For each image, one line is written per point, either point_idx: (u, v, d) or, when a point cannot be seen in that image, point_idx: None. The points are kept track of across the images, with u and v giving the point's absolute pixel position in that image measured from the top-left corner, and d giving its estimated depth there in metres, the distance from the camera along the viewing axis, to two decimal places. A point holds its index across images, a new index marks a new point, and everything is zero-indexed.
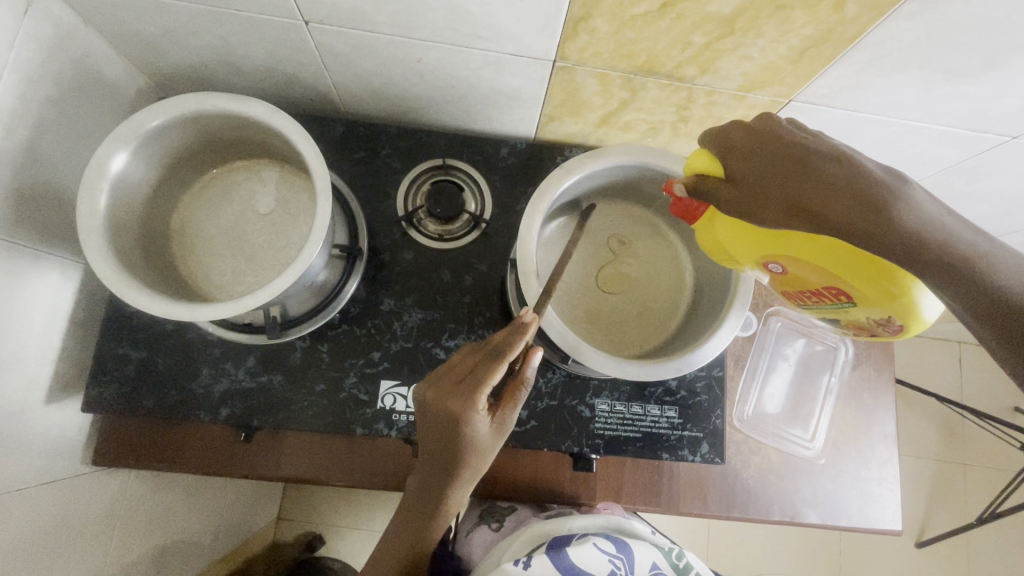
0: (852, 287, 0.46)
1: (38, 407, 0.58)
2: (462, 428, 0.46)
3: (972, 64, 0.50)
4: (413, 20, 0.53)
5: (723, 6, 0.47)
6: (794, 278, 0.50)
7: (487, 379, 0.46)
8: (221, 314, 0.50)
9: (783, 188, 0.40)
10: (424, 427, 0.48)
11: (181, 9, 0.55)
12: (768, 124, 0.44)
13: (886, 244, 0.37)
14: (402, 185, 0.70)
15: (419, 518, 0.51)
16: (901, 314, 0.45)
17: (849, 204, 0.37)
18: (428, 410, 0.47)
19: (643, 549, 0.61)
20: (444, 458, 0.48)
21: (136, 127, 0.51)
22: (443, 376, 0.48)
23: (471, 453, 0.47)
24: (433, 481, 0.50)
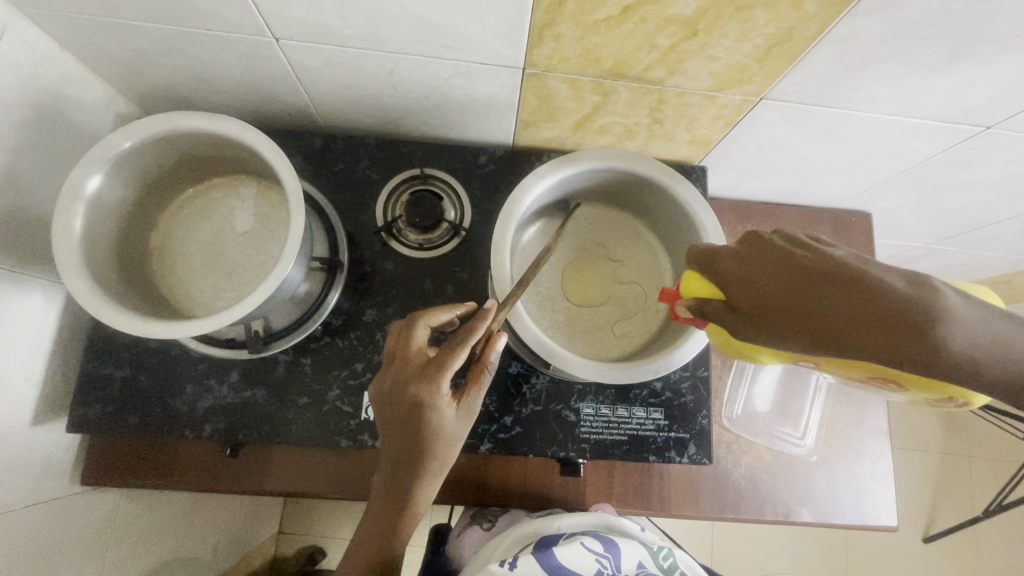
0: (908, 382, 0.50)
1: (22, 430, 0.59)
2: (425, 407, 0.48)
3: (937, 56, 0.50)
4: (380, 34, 0.54)
5: (684, 8, 0.47)
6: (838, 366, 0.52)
7: (449, 363, 0.48)
8: (197, 330, 0.50)
9: (795, 320, 0.41)
10: (387, 413, 0.50)
11: (153, 30, 0.56)
12: (761, 246, 0.46)
13: (946, 368, 0.36)
14: (381, 196, 0.71)
15: (386, 517, 0.50)
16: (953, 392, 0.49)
17: (881, 331, 0.37)
18: (396, 394, 0.49)
19: (630, 548, 0.60)
20: (412, 444, 0.49)
21: (108, 148, 0.52)
22: (403, 362, 0.51)
23: (436, 435, 0.49)
24: (399, 471, 0.50)
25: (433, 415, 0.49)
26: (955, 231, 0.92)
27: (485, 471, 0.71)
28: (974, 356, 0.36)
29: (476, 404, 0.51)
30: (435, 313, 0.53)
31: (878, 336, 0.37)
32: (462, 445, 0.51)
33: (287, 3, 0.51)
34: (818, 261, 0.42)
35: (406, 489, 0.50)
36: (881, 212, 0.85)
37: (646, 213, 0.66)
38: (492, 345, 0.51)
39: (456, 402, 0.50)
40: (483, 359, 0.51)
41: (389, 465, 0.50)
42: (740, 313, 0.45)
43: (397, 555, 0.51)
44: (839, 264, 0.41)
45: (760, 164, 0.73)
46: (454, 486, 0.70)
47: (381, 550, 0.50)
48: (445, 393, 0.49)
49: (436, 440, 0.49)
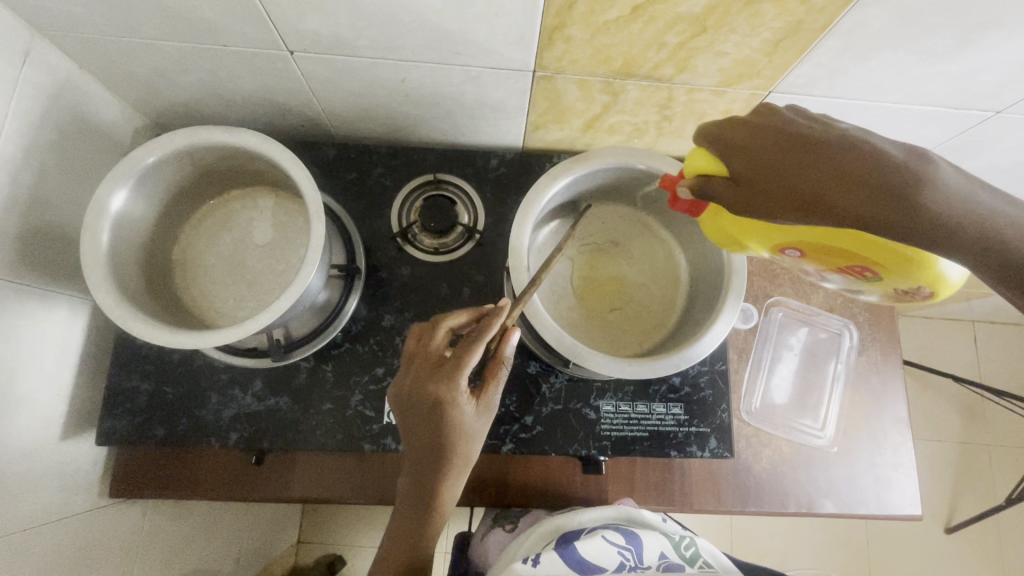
0: (872, 261, 0.46)
1: (52, 444, 0.60)
2: (448, 401, 0.49)
3: (945, 43, 0.50)
4: (392, 42, 0.55)
5: (692, 6, 0.48)
6: (815, 266, 0.52)
7: (466, 360, 0.50)
8: (224, 340, 0.51)
9: (791, 188, 0.40)
10: (410, 412, 0.51)
11: (171, 47, 0.57)
12: (769, 117, 0.44)
13: (932, 231, 0.36)
14: (395, 202, 0.71)
15: (415, 517, 0.51)
16: (928, 280, 0.46)
17: (870, 193, 0.37)
18: (415, 393, 0.50)
19: (651, 538, 0.61)
20: (435, 442, 0.50)
21: (132, 165, 0.53)
22: (421, 362, 0.52)
23: (458, 432, 0.50)
24: (423, 471, 0.50)
25: (456, 410, 0.50)
26: None
27: (507, 471, 0.71)
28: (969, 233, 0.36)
29: (495, 399, 0.53)
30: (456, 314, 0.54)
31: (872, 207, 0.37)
32: (484, 441, 0.52)
33: (303, 16, 0.52)
34: (823, 130, 0.41)
35: (431, 488, 0.50)
36: None
37: (658, 211, 0.67)
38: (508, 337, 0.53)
39: (476, 398, 0.51)
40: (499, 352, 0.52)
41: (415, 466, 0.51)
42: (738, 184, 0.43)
43: (426, 556, 0.51)
44: (843, 134, 0.40)
45: None
46: (478, 487, 0.71)
47: (410, 553, 0.51)
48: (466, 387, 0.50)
49: (459, 436, 0.50)
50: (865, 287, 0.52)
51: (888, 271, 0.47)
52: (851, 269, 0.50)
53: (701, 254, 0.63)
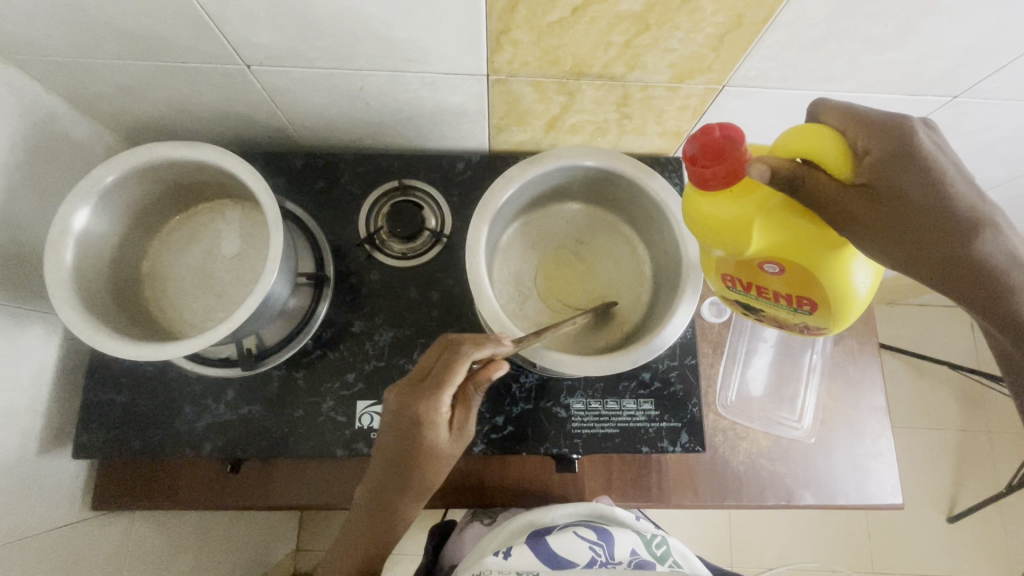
0: (820, 297, 0.48)
1: (28, 459, 0.61)
2: (422, 423, 0.50)
3: (889, 31, 0.50)
4: (345, 52, 0.56)
5: (632, 5, 0.48)
6: (745, 274, 0.51)
7: (449, 384, 0.49)
8: (186, 350, 0.52)
9: (915, 240, 0.39)
10: (388, 426, 0.51)
11: (132, 66, 0.59)
12: (936, 154, 0.39)
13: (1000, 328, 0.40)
14: (363, 208, 0.72)
15: (375, 524, 0.52)
16: (835, 326, 0.51)
17: (975, 282, 0.39)
18: (397, 409, 0.50)
19: (623, 536, 0.61)
20: (404, 458, 0.51)
21: (93, 183, 0.54)
22: (411, 378, 0.52)
23: (430, 451, 0.51)
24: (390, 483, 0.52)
25: (429, 433, 0.50)
26: None
27: (483, 471, 0.72)
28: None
29: (466, 422, 0.53)
30: (461, 337, 0.51)
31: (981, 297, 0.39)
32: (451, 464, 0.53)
33: (253, 30, 0.53)
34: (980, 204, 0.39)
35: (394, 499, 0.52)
36: None
37: (621, 208, 0.67)
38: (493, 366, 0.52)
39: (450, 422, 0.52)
40: (479, 380, 0.52)
41: (382, 479, 0.52)
42: (862, 198, 0.39)
43: (379, 564, 0.53)
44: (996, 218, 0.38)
45: None
46: (455, 488, 0.71)
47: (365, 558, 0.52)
48: (440, 413, 0.50)
49: (428, 457, 0.51)
50: (768, 311, 0.55)
51: (820, 313, 0.50)
52: (776, 293, 0.51)
53: (663, 249, 0.63)
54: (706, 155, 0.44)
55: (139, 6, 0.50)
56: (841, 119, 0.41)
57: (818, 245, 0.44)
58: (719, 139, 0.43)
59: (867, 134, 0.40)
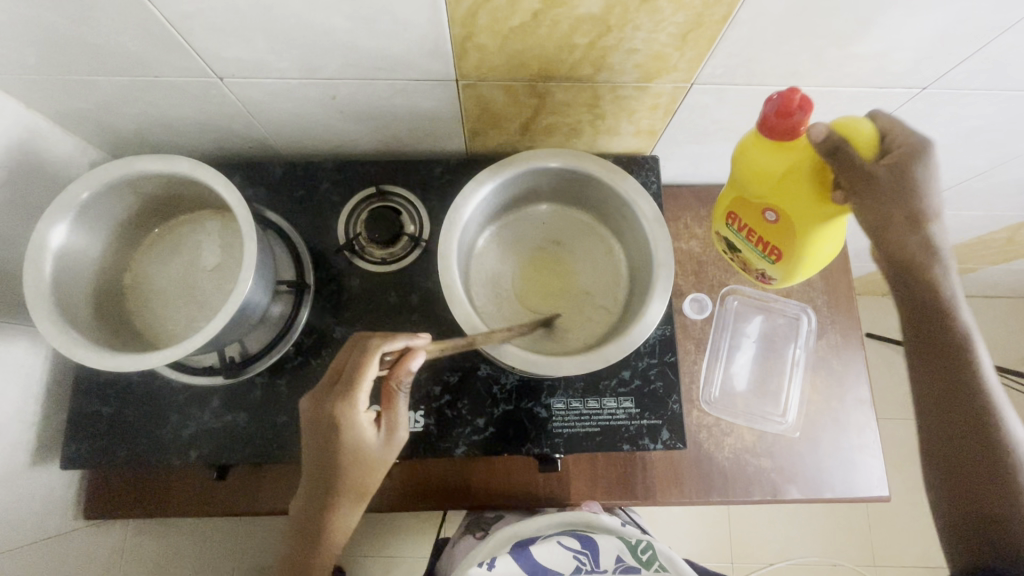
0: (785, 255, 0.59)
1: (17, 470, 0.62)
2: (339, 424, 0.53)
3: (850, 25, 0.50)
4: (314, 62, 0.56)
5: (591, 7, 0.49)
6: (745, 214, 0.61)
7: (360, 383, 0.52)
8: (162, 360, 0.53)
9: (903, 246, 0.49)
10: (310, 429, 0.55)
11: (107, 82, 0.60)
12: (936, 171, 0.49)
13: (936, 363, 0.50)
14: (343, 215, 0.73)
15: (313, 527, 0.55)
16: (780, 279, 0.64)
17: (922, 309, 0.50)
18: (314, 412, 0.54)
19: (607, 541, 0.63)
20: (330, 457, 0.54)
21: (71, 199, 0.55)
22: (324, 382, 0.55)
23: (354, 450, 0.54)
24: (319, 482, 0.55)
25: (343, 435, 0.53)
26: None
27: (468, 474, 0.72)
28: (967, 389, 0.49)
29: (389, 422, 0.55)
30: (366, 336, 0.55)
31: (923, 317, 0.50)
32: (382, 463, 0.55)
33: (222, 43, 0.53)
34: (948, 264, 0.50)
35: (327, 499, 0.55)
36: None
37: (596, 207, 0.68)
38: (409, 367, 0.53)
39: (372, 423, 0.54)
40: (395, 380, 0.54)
41: (311, 482, 0.55)
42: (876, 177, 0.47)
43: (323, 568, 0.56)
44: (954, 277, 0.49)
45: (711, 149, 0.73)
46: (441, 493, 0.72)
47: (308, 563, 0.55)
48: (355, 416, 0.53)
49: (350, 459, 0.54)
50: (744, 251, 0.66)
51: (779, 268, 0.61)
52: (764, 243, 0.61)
53: (638, 246, 0.64)
54: (782, 110, 0.49)
55: (109, 23, 0.51)
56: (888, 123, 0.49)
57: (815, 217, 0.53)
58: (799, 102, 0.48)
59: (899, 138, 0.48)
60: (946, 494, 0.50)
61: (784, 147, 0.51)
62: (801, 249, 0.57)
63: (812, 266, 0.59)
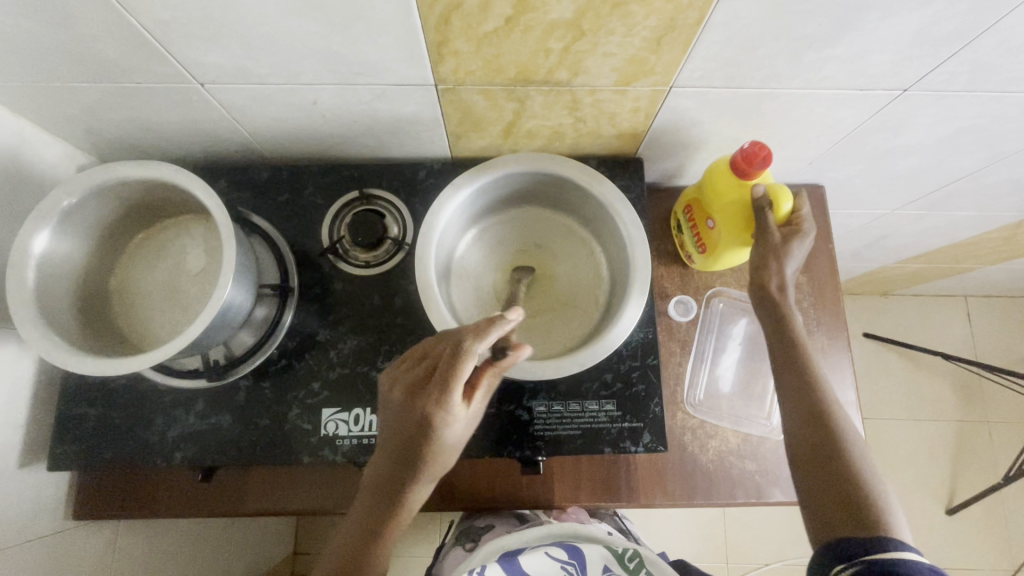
0: (701, 252, 0.73)
1: (5, 471, 0.63)
2: (436, 421, 0.51)
3: (825, 28, 0.50)
4: (292, 68, 0.57)
5: (563, 12, 0.49)
6: (693, 209, 0.73)
7: (460, 374, 0.51)
8: (142, 364, 0.54)
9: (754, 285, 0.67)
10: (396, 422, 0.53)
11: (91, 89, 0.60)
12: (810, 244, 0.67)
13: (791, 373, 0.62)
14: (327, 219, 0.73)
15: (385, 510, 0.54)
16: (689, 262, 0.78)
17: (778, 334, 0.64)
18: (408, 401, 0.52)
19: (593, 550, 0.63)
20: (417, 446, 0.52)
21: (52, 205, 0.56)
22: (414, 367, 0.54)
23: (444, 442, 0.52)
24: (401, 470, 0.54)
25: (437, 432, 0.51)
26: (917, 197, 0.90)
27: (452, 477, 0.73)
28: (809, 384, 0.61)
29: (475, 417, 0.54)
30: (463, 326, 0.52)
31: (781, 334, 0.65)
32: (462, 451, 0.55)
33: (200, 50, 0.54)
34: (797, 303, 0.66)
35: (407, 485, 0.54)
36: (834, 184, 0.85)
37: (577, 211, 0.68)
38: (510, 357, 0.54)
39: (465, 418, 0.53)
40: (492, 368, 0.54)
41: (394, 468, 0.54)
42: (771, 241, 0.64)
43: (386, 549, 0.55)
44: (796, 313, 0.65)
45: (694, 151, 0.73)
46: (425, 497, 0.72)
47: (365, 556, 0.54)
48: (455, 412, 0.52)
49: (436, 454, 0.53)
50: (678, 235, 0.79)
51: (692, 257, 0.76)
52: (699, 237, 0.73)
53: (618, 249, 0.64)
54: (752, 157, 0.62)
55: (87, 31, 0.51)
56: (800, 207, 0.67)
57: (734, 239, 0.68)
58: (767, 156, 0.61)
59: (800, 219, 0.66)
60: (801, 471, 0.58)
61: (739, 182, 0.65)
62: (708, 253, 0.72)
63: (712, 265, 0.75)
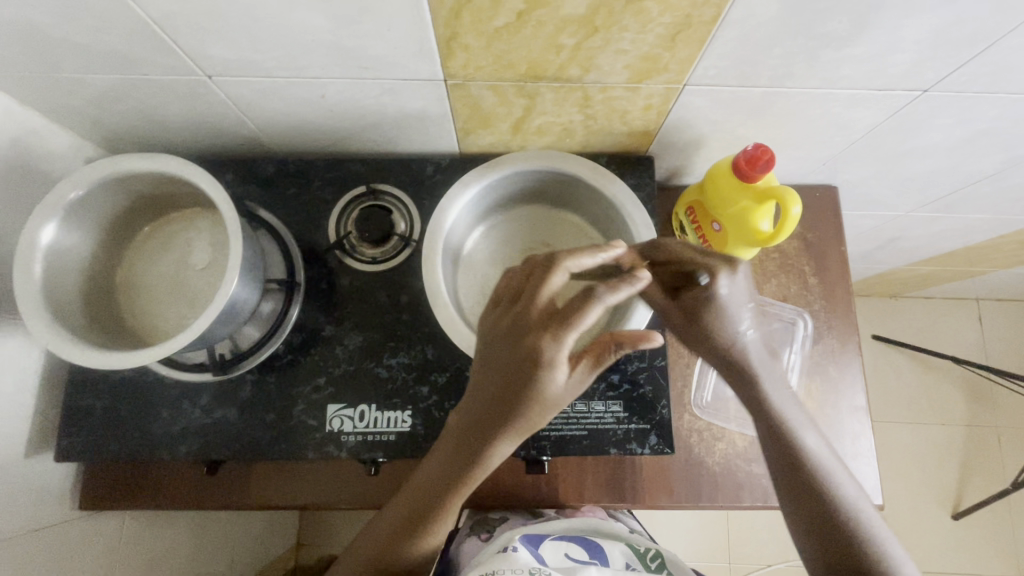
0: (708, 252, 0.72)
1: (13, 462, 0.63)
2: (545, 364, 0.49)
3: (844, 27, 0.49)
4: (300, 62, 0.56)
5: (576, 8, 0.48)
6: (697, 211, 0.72)
7: (578, 321, 0.48)
8: (148, 359, 0.53)
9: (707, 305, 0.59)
10: (495, 359, 0.51)
11: (98, 80, 0.60)
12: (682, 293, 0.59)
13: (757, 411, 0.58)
14: (334, 214, 0.73)
15: (472, 451, 0.54)
16: None
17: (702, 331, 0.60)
18: (516, 334, 0.50)
19: (615, 549, 0.66)
20: (517, 391, 0.50)
21: (59, 198, 0.56)
22: (529, 299, 0.50)
23: (545, 394, 0.50)
24: (496, 415, 0.51)
25: (536, 380, 0.49)
26: (933, 198, 0.88)
27: None
28: (790, 448, 0.57)
29: (581, 380, 0.52)
30: (574, 256, 0.51)
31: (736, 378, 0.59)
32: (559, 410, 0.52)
33: (207, 42, 0.53)
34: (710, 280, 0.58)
35: (498, 432, 0.52)
36: (848, 185, 0.84)
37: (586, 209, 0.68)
38: (700, 263, 0.57)
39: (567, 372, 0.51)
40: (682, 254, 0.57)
41: (490, 412, 0.52)
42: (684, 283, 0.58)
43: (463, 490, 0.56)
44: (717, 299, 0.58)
45: (706, 150, 0.72)
46: None
47: (443, 499, 0.56)
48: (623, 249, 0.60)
49: (531, 408, 0.51)
50: (682, 237, 0.77)
51: None
52: (705, 236, 0.72)
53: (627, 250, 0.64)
54: (755, 159, 0.61)
55: (93, 22, 0.51)
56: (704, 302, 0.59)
57: (741, 240, 0.67)
58: (770, 159, 0.61)
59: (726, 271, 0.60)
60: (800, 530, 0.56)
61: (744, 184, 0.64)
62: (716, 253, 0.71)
63: None
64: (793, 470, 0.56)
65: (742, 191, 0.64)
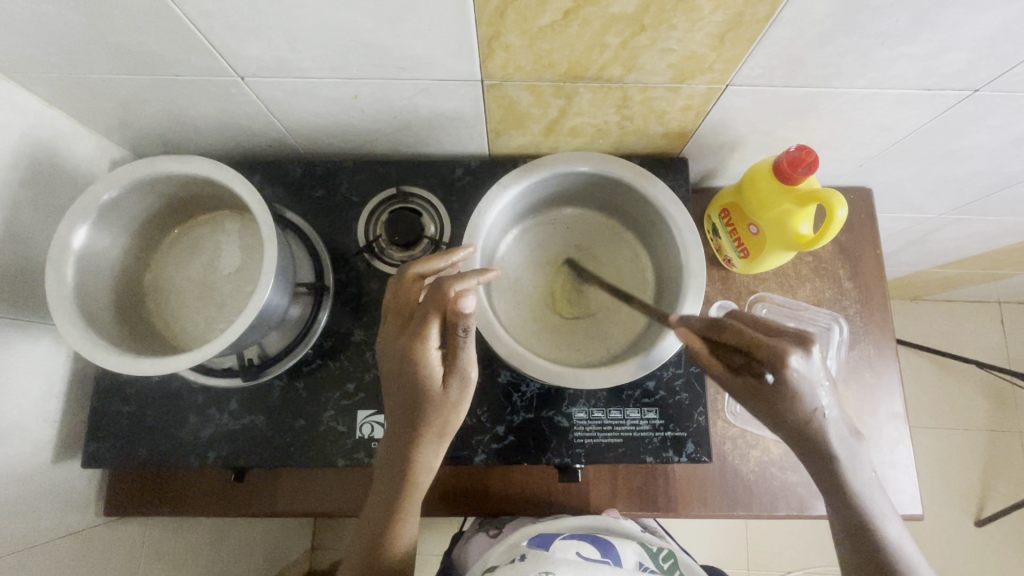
0: (745, 256, 0.70)
1: (40, 468, 0.62)
2: (416, 358, 0.52)
3: (901, 24, 0.48)
4: (336, 62, 0.55)
5: (625, 6, 0.46)
6: (734, 214, 0.70)
7: (429, 315, 0.51)
8: (184, 364, 0.52)
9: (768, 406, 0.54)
10: (388, 374, 0.54)
11: (128, 81, 0.59)
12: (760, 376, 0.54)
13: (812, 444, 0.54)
14: (362, 216, 0.72)
15: (396, 463, 0.55)
16: (732, 264, 0.75)
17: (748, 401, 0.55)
18: (388, 343, 0.54)
19: (627, 548, 0.62)
20: (406, 392, 0.53)
21: (92, 200, 0.55)
22: (394, 315, 0.55)
23: (428, 386, 0.53)
24: (399, 419, 0.55)
25: (423, 376, 0.52)
26: (968, 201, 0.87)
27: (487, 481, 0.71)
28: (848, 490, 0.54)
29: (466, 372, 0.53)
30: (427, 263, 0.55)
31: (807, 449, 0.55)
32: (453, 404, 0.54)
33: (243, 42, 0.52)
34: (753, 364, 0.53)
35: (404, 434, 0.54)
36: (883, 187, 0.82)
37: (622, 212, 0.67)
38: (763, 348, 0.52)
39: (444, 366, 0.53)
40: (744, 339, 0.53)
41: (392, 418, 0.55)
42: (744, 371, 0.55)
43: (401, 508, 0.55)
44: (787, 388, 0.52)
45: (742, 152, 0.71)
46: (457, 500, 0.70)
47: (392, 512, 0.55)
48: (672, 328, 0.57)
49: (424, 402, 0.53)
50: (716, 240, 0.76)
51: (736, 260, 0.73)
52: (741, 240, 0.70)
53: (667, 254, 0.64)
54: (798, 161, 0.59)
55: (129, 22, 0.50)
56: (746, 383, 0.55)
57: (783, 242, 0.65)
58: (814, 162, 0.59)
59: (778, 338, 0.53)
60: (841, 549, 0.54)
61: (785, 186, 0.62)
62: (755, 256, 0.69)
63: (758, 267, 0.71)
64: (846, 514, 0.54)
65: (784, 193, 0.62)
